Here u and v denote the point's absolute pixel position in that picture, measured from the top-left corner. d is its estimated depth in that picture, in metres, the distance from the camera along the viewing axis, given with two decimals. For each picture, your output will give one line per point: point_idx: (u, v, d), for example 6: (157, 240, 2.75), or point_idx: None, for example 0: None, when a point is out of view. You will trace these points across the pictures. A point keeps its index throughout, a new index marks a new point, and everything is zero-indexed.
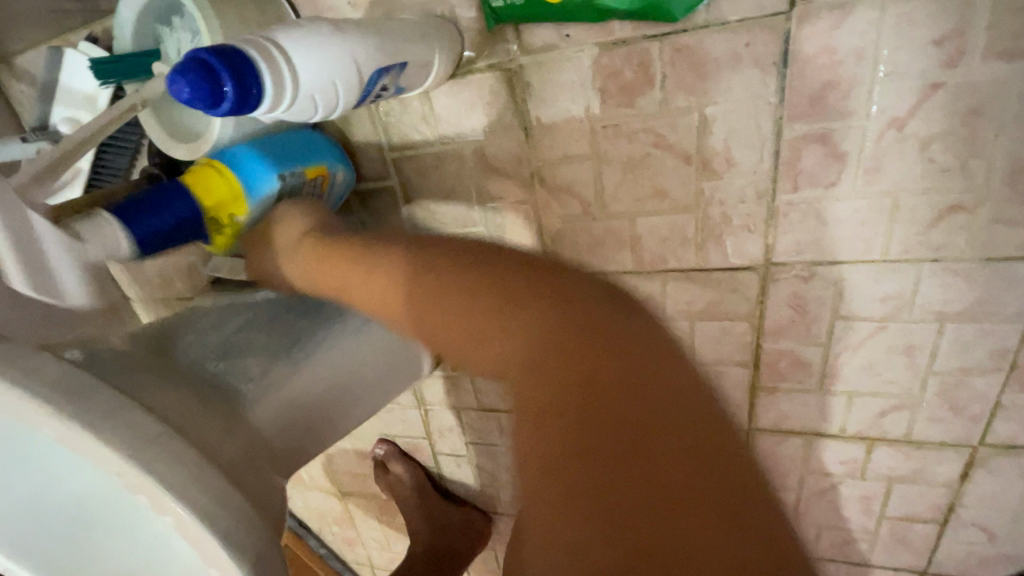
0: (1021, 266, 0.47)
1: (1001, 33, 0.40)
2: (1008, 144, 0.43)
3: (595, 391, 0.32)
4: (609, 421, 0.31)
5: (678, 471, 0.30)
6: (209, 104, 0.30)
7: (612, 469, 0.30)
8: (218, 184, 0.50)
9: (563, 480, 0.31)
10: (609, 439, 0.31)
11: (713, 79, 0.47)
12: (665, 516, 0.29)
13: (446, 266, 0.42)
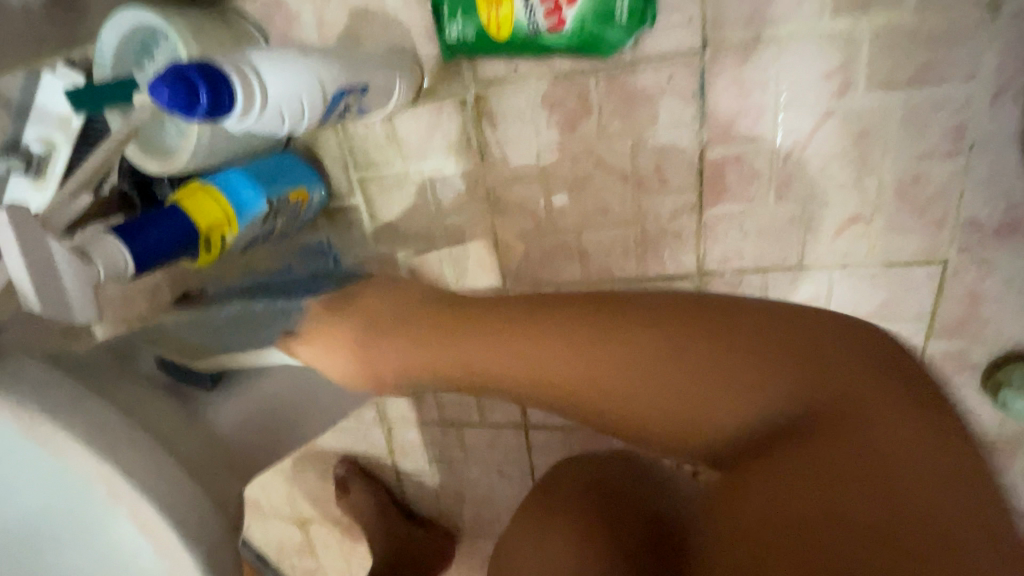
0: (916, 271, 0.54)
1: (877, 69, 0.47)
2: (893, 165, 0.50)
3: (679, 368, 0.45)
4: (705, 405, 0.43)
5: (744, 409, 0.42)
6: (186, 112, 0.34)
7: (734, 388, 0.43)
8: (210, 206, 0.51)
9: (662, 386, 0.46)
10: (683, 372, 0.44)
11: (643, 108, 0.53)
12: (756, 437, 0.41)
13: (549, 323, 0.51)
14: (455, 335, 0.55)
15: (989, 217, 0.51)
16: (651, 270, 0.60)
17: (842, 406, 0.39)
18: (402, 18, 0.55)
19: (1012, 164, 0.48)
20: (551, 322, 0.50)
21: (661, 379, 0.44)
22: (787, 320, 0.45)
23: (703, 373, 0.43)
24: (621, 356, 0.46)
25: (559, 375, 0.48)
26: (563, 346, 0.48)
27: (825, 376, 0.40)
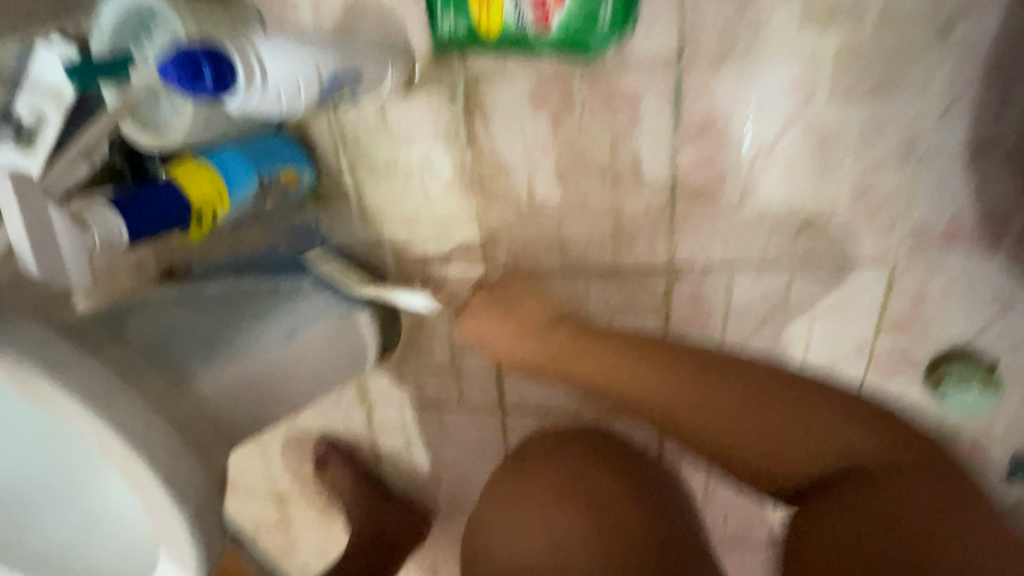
0: (868, 271, 0.58)
1: (837, 82, 0.51)
2: (850, 172, 0.54)
3: (728, 408, 0.57)
4: (733, 424, 0.57)
5: (758, 414, 0.56)
6: (193, 88, 0.36)
7: (738, 403, 0.57)
8: (203, 181, 0.52)
9: (715, 398, 0.57)
10: (729, 389, 0.57)
11: (623, 108, 0.57)
12: (760, 418, 0.56)
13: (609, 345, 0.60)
14: (591, 349, 0.60)
15: (935, 224, 0.55)
16: (625, 262, 0.64)
17: (832, 451, 0.55)
18: (396, 9, 0.57)
19: (957, 176, 0.53)
20: (675, 371, 0.58)
21: (761, 417, 0.56)
22: (829, 433, 0.55)
23: (804, 432, 0.56)
24: (751, 412, 0.56)
25: (668, 397, 0.58)
26: (730, 398, 0.57)
27: (884, 496, 0.51)
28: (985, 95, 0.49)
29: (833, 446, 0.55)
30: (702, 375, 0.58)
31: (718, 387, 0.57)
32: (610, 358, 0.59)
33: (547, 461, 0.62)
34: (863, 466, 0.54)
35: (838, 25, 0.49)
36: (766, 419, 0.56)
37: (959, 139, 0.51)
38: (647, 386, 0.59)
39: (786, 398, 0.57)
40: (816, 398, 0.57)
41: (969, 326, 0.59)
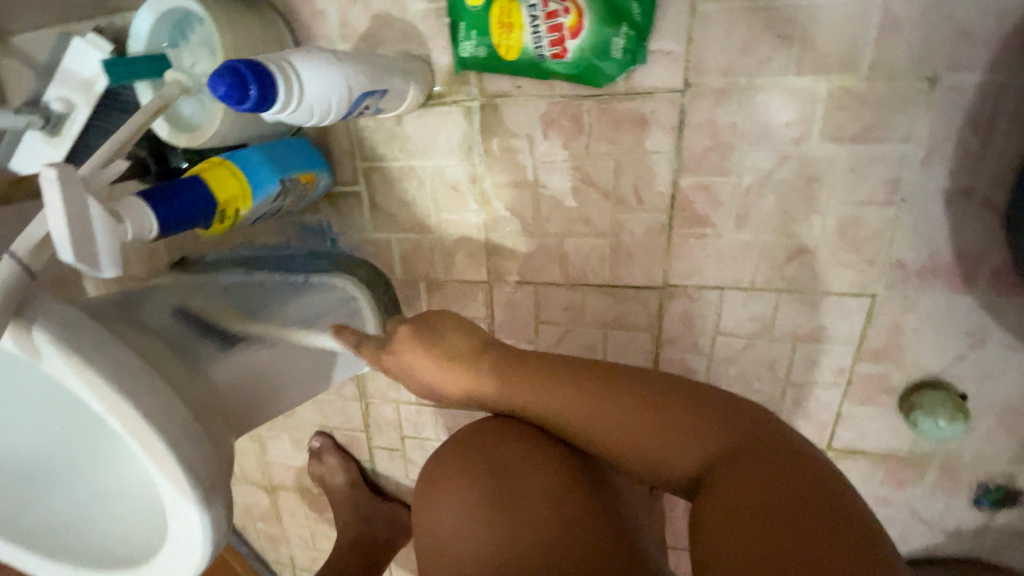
0: (850, 301, 0.62)
1: (829, 124, 0.55)
2: (837, 207, 0.58)
3: (649, 418, 0.49)
4: (666, 432, 0.48)
5: (651, 433, 0.49)
6: (239, 103, 0.39)
7: (676, 422, 0.48)
8: (230, 180, 0.55)
9: (618, 418, 0.49)
10: (645, 407, 0.49)
11: (629, 134, 0.60)
12: (651, 428, 0.49)
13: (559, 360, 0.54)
14: (512, 366, 0.55)
15: (914, 260, 0.59)
16: (622, 278, 0.67)
17: (724, 455, 0.46)
18: (420, 28, 0.60)
19: (936, 217, 0.56)
20: (585, 387, 0.51)
21: (672, 435, 0.48)
22: (740, 417, 0.48)
23: (691, 432, 0.48)
24: (672, 416, 0.48)
25: (598, 429, 0.50)
26: (626, 407, 0.49)
27: (749, 476, 0.43)
28: (964, 144, 0.53)
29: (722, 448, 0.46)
30: (619, 396, 0.50)
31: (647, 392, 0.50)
32: (532, 378, 0.53)
33: (486, 463, 0.53)
34: (726, 454, 0.46)
35: (832, 71, 0.53)
36: (669, 427, 0.48)
37: (939, 183, 0.55)
38: (535, 395, 0.53)
39: (675, 397, 0.49)
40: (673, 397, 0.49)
41: (942, 357, 0.62)
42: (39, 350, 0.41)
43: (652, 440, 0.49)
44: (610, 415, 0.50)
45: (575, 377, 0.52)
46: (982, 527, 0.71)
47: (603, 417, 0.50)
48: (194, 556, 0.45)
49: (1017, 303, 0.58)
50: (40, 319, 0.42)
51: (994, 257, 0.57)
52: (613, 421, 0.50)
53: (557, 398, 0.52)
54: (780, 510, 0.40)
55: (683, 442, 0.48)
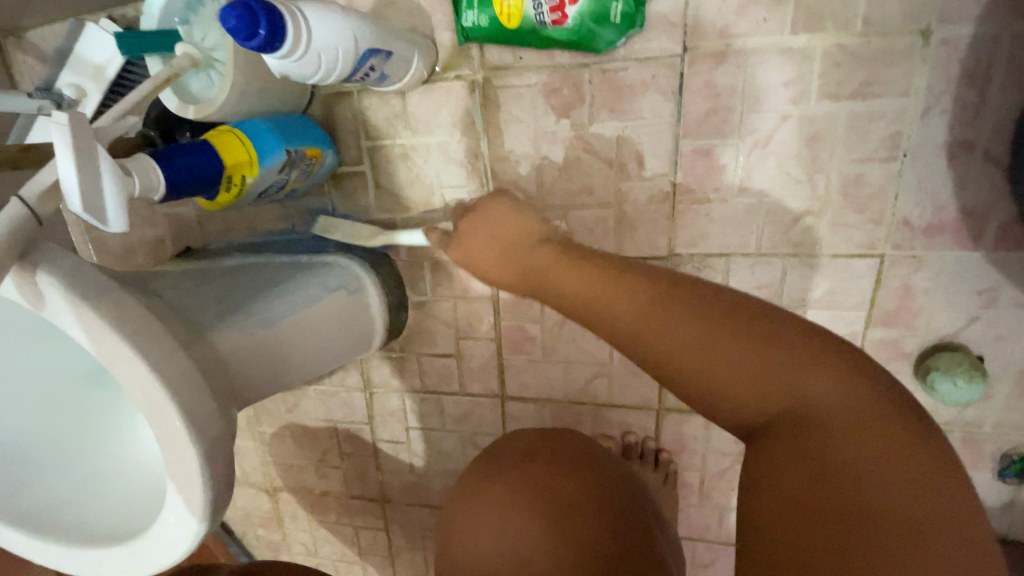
0: (858, 262, 0.61)
1: (827, 81, 0.56)
2: (839, 166, 0.58)
3: (774, 348, 0.39)
4: (779, 375, 0.39)
5: (742, 364, 0.39)
6: (247, 40, 0.40)
7: (770, 363, 0.39)
8: (237, 147, 0.56)
9: (694, 347, 0.40)
10: (778, 344, 0.39)
11: (630, 101, 0.61)
12: (760, 350, 0.39)
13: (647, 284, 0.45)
14: (588, 274, 0.48)
15: (920, 217, 0.59)
16: (627, 249, 0.67)
17: (810, 425, 0.38)
18: (424, 5, 0.62)
19: (939, 172, 0.57)
20: (691, 317, 0.42)
21: (830, 389, 0.38)
22: (880, 420, 0.36)
23: (783, 378, 0.39)
24: (761, 359, 0.39)
25: (674, 334, 0.41)
26: (711, 334, 0.40)
27: (852, 470, 0.35)
28: (962, 96, 0.54)
29: (824, 416, 0.37)
30: (741, 337, 0.40)
31: (785, 334, 0.40)
32: (604, 276, 0.46)
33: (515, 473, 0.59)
34: (792, 417, 0.38)
35: (826, 29, 0.54)
36: (766, 357, 0.39)
37: (939, 137, 0.55)
38: (620, 303, 0.44)
39: (842, 359, 0.39)
40: (828, 347, 0.40)
41: (955, 318, 0.61)
42: (45, 295, 0.41)
43: (743, 384, 0.39)
44: (701, 344, 0.40)
45: (733, 311, 0.41)
46: (1010, 502, 0.68)
47: (680, 332, 0.41)
48: (194, 514, 0.44)
49: None
50: (46, 265, 0.42)
51: (1000, 211, 0.57)
52: (733, 352, 0.39)
53: (633, 309, 0.43)
54: (895, 515, 0.34)
55: (786, 390, 0.39)
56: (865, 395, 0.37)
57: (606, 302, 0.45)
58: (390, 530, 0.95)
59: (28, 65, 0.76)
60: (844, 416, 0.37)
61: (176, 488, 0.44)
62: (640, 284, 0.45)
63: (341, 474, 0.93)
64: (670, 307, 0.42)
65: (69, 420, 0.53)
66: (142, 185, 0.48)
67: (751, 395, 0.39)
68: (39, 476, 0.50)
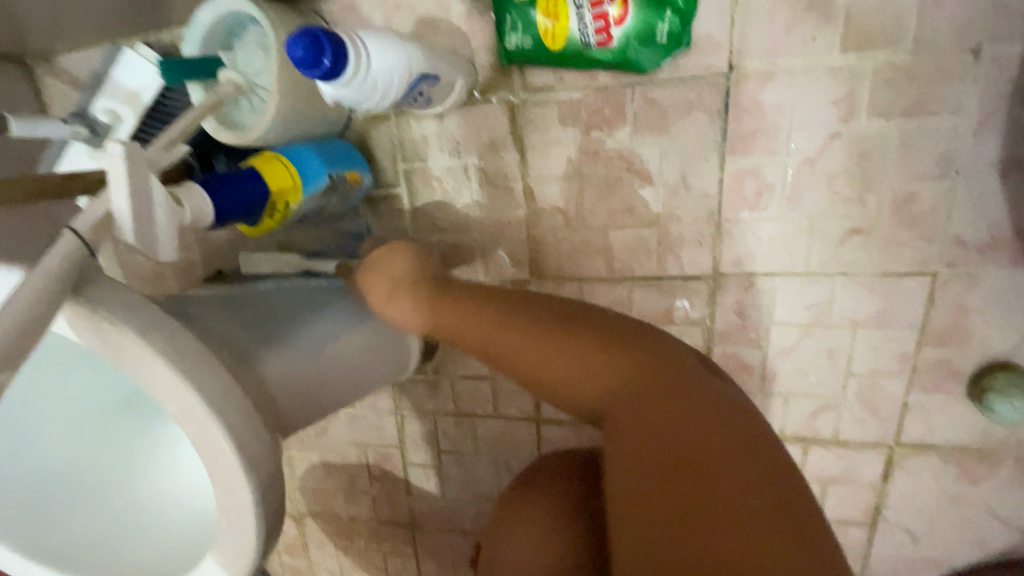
0: (909, 281, 0.60)
1: (878, 98, 0.55)
2: (890, 183, 0.57)
3: (571, 338, 0.52)
4: (585, 367, 0.50)
5: (568, 355, 0.51)
6: (311, 69, 0.40)
7: (624, 373, 0.49)
8: (281, 173, 0.56)
9: (553, 340, 0.52)
10: (557, 324, 0.53)
11: (673, 121, 0.60)
12: (572, 350, 0.51)
13: (539, 306, 0.55)
14: (487, 315, 0.56)
15: (974, 235, 0.57)
16: (668, 269, 0.66)
17: (636, 397, 0.47)
18: (464, 28, 0.62)
19: (993, 188, 0.55)
20: (591, 353, 0.50)
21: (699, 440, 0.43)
22: (684, 399, 0.45)
23: (597, 370, 0.50)
24: (622, 361, 0.49)
25: (520, 350, 0.53)
26: (542, 327, 0.53)
27: (651, 424, 0.45)
28: (1016, 112, 0.53)
29: (659, 426, 0.44)
30: (575, 334, 0.52)
31: (569, 321, 0.53)
32: (504, 317, 0.55)
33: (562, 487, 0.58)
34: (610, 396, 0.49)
35: (877, 47, 0.54)
36: (587, 357, 0.50)
37: (994, 153, 0.54)
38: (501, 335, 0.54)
39: (623, 344, 0.51)
40: (629, 337, 0.51)
41: (1011, 337, 0.60)
42: (97, 328, 0.40)
43: (581, 384, 0.50)
44: (536, 340, 0.53)
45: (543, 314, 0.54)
46: None
47: (521, 335, 0.53)
48: (245, 556, 0.43)
49: None
50: (100, 299, 0.41)
51: None
52: (535, 343, 0.52)
53: (514, 335, 0.53)
54: (735, 489, 0.39)
55: (616, 369, 0.49)
56: (653, 348, 0.50)
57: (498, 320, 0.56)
58: (420, 557, 0.92)
59: (62, 90, 0.76)
60: (629, 389, 0.48)
61: (225, 527, 0.43)
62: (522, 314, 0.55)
63: (370, 500, 0.91)
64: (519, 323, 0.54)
65: (112, 452, 0.53)
66: (190, 210, 0.47)
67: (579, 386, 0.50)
68: (79, 510, 0.48)
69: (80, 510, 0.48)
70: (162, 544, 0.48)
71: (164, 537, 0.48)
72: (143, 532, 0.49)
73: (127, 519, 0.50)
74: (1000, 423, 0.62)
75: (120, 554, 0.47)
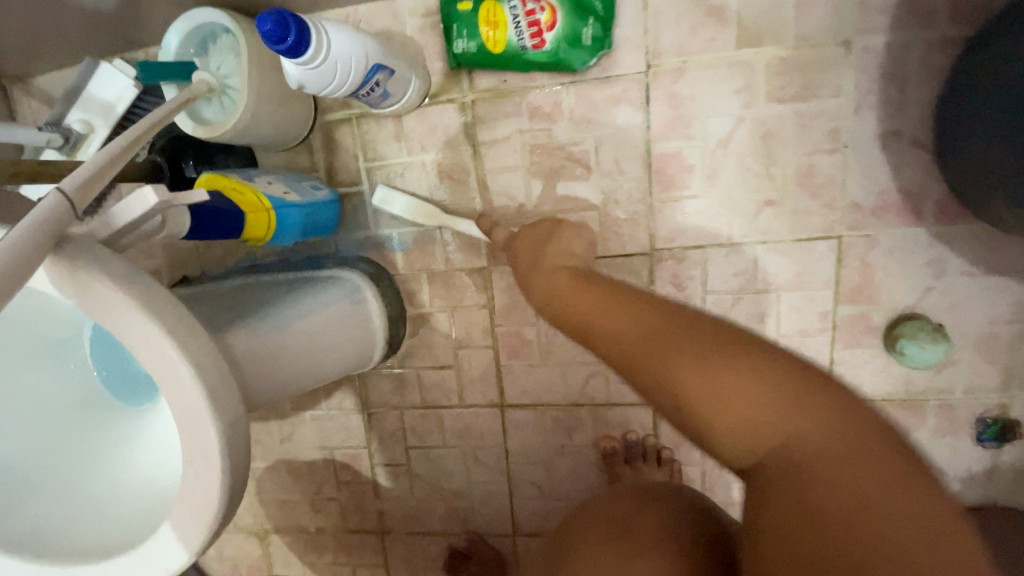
0: (818, 244, 0.68)
1: (772, 86, 0.64)
2: (792, 158, 0.66)
3: (721, 357, 0.37)
4: (768, 419, 0.36)
5: (816, 422, 0.35)
6: (276, 43, 0.46)
7: (810, 426, 0.35)
8: (249, 195, 0.59)
9: (716, 353, 0.37)
10: (711, 341, 0.38)
11: (604, 113, 0.69)
12: (749, 391, 0.36)
13: (706, 337, 0.39)
14: (622, 311, 0.43)
15: (868, 200, 0.66)
16: (611, 247, 0.72)
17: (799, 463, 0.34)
18: (419, 40, 0.70)
19: (876, 158, 0.65)
20: (817, 411, 0.35)
21: (896, 540, 0.30)
22: (908, 494, 0.32)
23: (786, 422, 0.35)
24: (773, 401, 0.35)
25: (625, 343, 0.41)
26: (721, 362, 0.37)
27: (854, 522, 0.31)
28: (885, 93, 0.63)
29: (849, 515, 0.31)
30: (736, 357, 0.37)
31: (720, 340, 0.39)
32: (665, 344, 0.39)
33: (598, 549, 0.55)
34: (791, 459, 0.34)
35: (766, 44, 0.64)
36: (736, 389, 0.36)
37: (872, 129, 0.64)
38: (630, 342, 0.41)
39: (794, 378, 0.36)
40: (818, 386, 0.36)
41: (912, 290, 0.68)
42: (74, 277, 0.42)
43: (715, 410, 0.36)
44: (680, 362, 0.38)
45: (742, 354, 0.38)
46: (994, 467, 0.72)
47: (671, 363, 0.38)
48: (211, 500, 0.45)
49: (963, 229, 0.65)
50: (76, 250, 0.42)
51: (934, 190, 0.65)
52: (719, 385, 0.36)
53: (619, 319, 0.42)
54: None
55: (760, 401, 0.36)
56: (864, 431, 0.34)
57: (683, 333, 0.39)
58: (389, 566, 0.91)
59: (36, 108, 0.81)
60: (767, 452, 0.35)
61: (193, 474, 0.45)
62: (717, 346, 0.38)
63: (338, 507, 0.90)
64: (655, 339, 0.40)
65: (69, 443, 0.56)
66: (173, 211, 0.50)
67: (718, 408, 0.36)
68: (50, 489, 0.53)
69: (55, 492, 0.53)
70: (130, 508, 0.52)
71: (132, 502, 0.53)
72: (109, 503, 0.53)
73: (93, 496, 0.53)
74: (914, 369, 0.69)
75: (97, 527, 0.51)
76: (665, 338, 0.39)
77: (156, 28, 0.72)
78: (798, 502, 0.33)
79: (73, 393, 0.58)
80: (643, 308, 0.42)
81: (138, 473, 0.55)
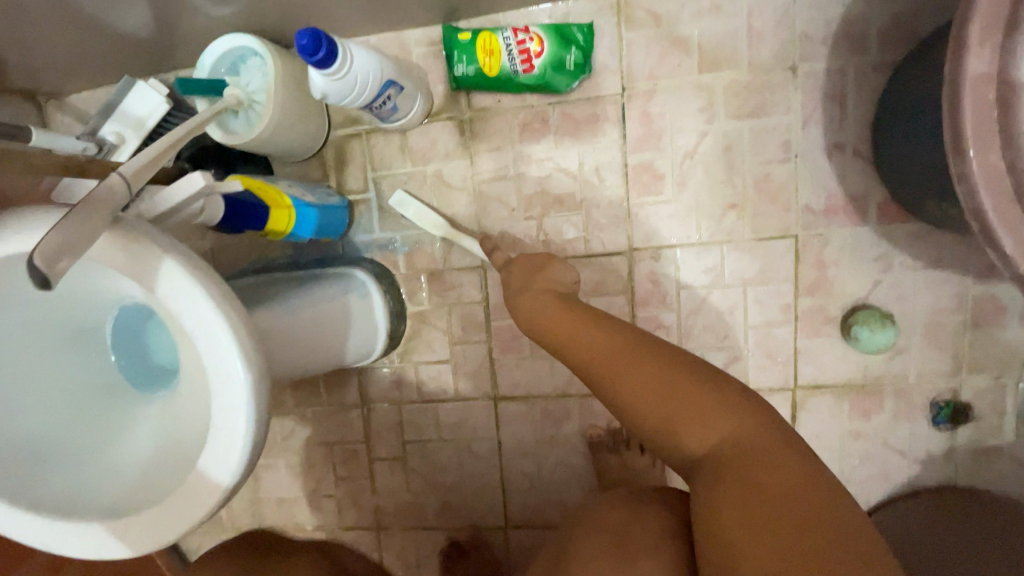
0: (778, 243, 0.76)
1: (731, 105, 0.74)
2: (750, 167, 0.75)
3: (671, 371, 0.47)
4: (707, 419, 0.45)
5: (739, 420, 0.45)
6: (310, 55, 0.54)
7: (737, 426, 0.44)
8: (272, 192, 0.66)
9: (667, 368, 0.47)
10: (662, 356, 0.48)
11: (586, 129, 0.78)
12: (687, 396, 0.46)
13: (656, 354, 0.49)
14: (594, 331, 0.52)
15: (819, 203, 0.75)
16: (594, 247, 0.80)
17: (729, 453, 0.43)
18: (423, 65, 0.80)
19: (823, 167, 0.74)
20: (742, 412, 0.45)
21: (802, 505, 0.39)
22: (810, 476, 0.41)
23: (720, 424, 0.45)
24: (709, 404, 0.45)
25: (595, 355, 0.50)
26: (668, 374, 0.47)
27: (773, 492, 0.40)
28: (827, 111, 0.73)
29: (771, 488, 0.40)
30: (682, 370, 0.47)
31: (669, 356, 0.48)
32: (628, 357, 0.48)
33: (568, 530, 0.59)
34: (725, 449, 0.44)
35: (724, 70, 0.74)
36: (681, 391, 0.46)
37: (818, 141, 0.74)
38: (604, 354, 0.49)
39: (725, 389, 0.46)
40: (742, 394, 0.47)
41: (863, 283, 0.76)
42: (127, 245, 0.48)
43: (664, 410, 0.46)
44: (639, 372, 0.47)
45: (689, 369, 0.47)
46: (949, 449, 0.78)
47: (630, 373, 0.47)
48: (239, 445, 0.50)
49: (902, 228, 0.74)
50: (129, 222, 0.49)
51: (875, 194, 0.74)
52: (669, 391, 0.46)
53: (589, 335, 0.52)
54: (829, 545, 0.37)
55: (697, 405, 0.45)
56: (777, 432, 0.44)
57: (642, 350, 0.49)
58: (385, 563, 0.93)
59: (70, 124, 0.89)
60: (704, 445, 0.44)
61: (222, 424, 0.50)
62: (669, 361, 0.48)
63: (335, 504, 0.93)
64: (620, 353, 0.49)
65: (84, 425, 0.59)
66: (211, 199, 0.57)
67: (665, 410, 0.46)
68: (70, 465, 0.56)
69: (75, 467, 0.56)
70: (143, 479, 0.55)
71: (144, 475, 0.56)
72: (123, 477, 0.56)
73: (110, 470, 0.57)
74: (868, 353, 0.76)
75: (116, 497, 0.55)
76: (630, 352, 0.49)
77: (189, 54, 0.81)
78: (731, 481, 0.41)
79: (90, 378, 0.61)
80: (611, 328, 0.52)
81: (147, 450, 0.58)
